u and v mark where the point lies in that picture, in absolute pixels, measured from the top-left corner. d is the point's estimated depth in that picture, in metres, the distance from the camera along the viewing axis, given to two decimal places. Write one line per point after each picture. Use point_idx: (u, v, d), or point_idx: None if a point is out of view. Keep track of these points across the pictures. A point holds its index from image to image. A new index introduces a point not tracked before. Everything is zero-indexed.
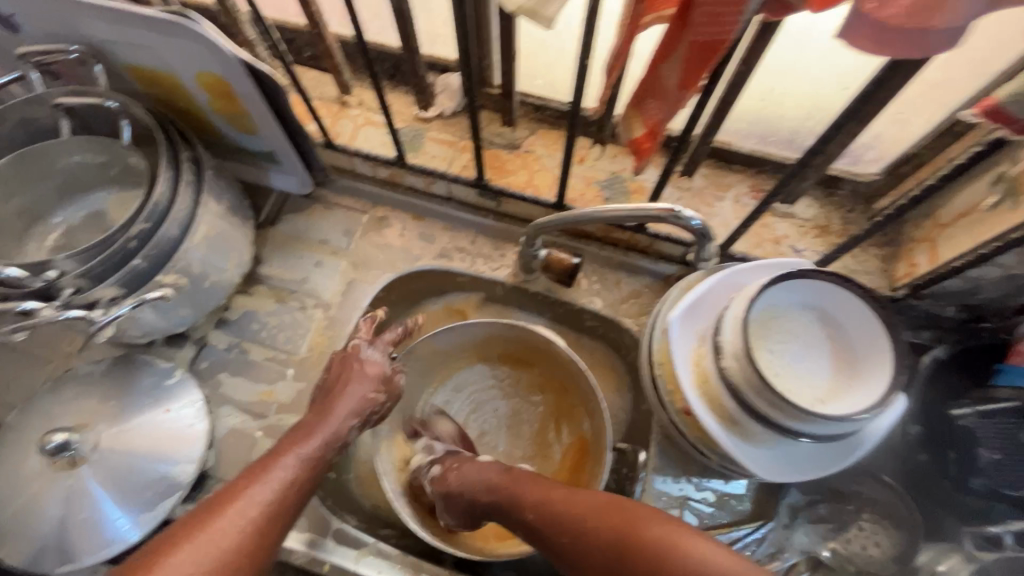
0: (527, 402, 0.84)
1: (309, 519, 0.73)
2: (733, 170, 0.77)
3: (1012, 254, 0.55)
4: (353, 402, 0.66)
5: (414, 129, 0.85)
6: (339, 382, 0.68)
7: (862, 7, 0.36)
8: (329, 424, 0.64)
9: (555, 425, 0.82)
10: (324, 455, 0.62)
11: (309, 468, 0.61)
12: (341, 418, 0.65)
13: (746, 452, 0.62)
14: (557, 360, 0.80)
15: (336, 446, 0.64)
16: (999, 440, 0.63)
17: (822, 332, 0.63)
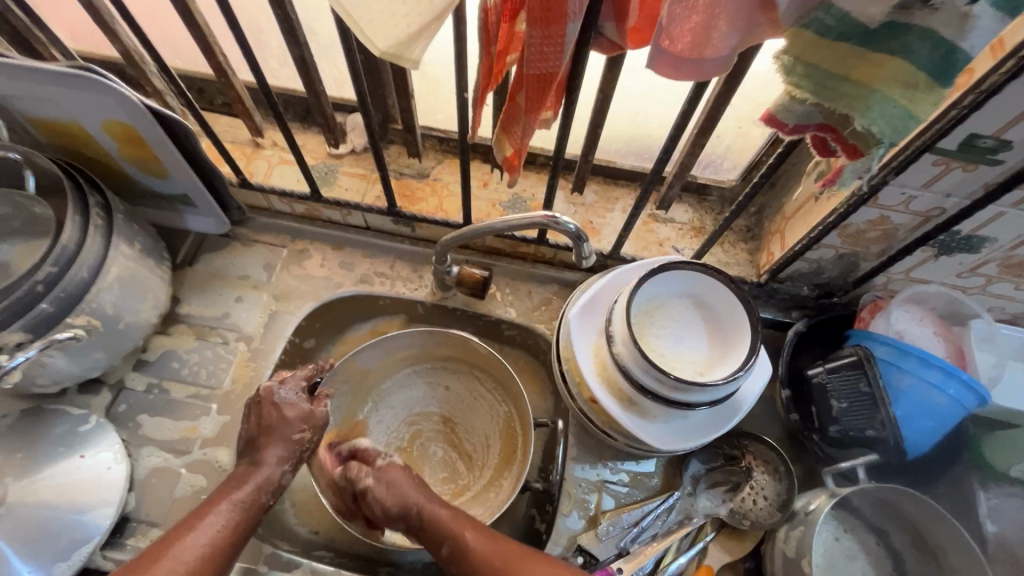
0: (458, 407, 0.87)
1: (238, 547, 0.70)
2: (621, 184, 0.87)
3: (833, 235, 0.69)
4: (280, 448, 0.68)
5: (326, 165, 0.87)
6: (264, 434, 0.69)
7: (658, 43, 0.40)
8: (259, 472, 0.66)
9: (485, 425, 0.86)
10: (259, 499, 0.65)
11: (248, 510, 0.63)
12: (272, 463, 0.67)
13: (645, 428, 0.68)
14: (482, 364, 0.85)
15: (269, 491, 0.66)
16: (847, 391, 0.66)
17: (697, 315, 0.70)
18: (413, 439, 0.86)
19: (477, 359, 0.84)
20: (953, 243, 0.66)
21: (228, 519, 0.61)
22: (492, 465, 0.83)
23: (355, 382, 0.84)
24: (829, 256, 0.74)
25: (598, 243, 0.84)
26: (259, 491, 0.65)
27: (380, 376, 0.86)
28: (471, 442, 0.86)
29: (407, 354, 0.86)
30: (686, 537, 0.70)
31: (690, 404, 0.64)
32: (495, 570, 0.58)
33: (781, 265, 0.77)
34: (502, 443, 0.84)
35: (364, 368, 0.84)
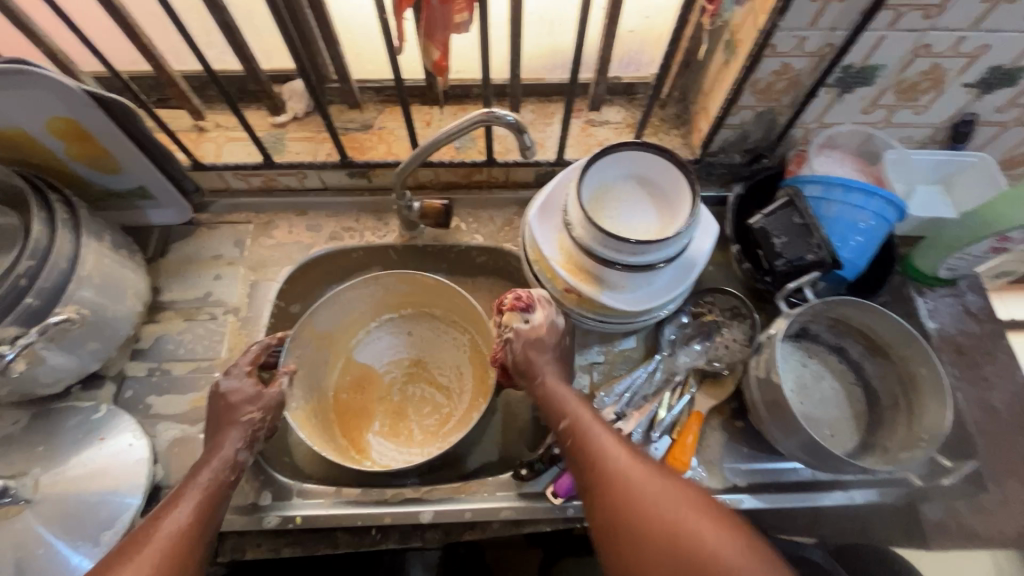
0: (424, 348, 0.94)
1: (272, 488, 0.71)
2: (554, 99, 0.92)
3: (748, 93, 0.76)
4: (233, 429, 0.66)
5: (273, 135, 0.89)
6: (216, 422, 0.67)
7: None
8: (218, 452, 0.64)
9: (456, 359, 0.93)
10: (220, 478, 0.62)
11: (213, 491, 0.61)
12: (226, 445, 0.65)
13: (615, 298, 0.75)
14: (437, 300, 0.92)
15: (229, 471, 0.63)
16: (783, 228, 0.74)
17: (642, 192, 0.77)
18: (391, 388, 0.92)
19: (432, 297, 0.91)
20: (850, 78, 0.74)
21: (188, 511, 0.58)
22: (469, 388, 0.90)
23: (320, 345, 0.89)
24: (750, 118, 0.81)
25: (544, 155, 0.89)
26: (217, 474, 0.62)
27: (346, 338, 0.93)
28: (447, 376, 0.93)
29: (366, 310, 0.92)
30: (673, 391, 0.77)
31: (653, 265, 0.71)
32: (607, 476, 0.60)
33: (710, 138, 0.84)
34: (473, 368, 0.92)
35: (325, 331, 0.89)
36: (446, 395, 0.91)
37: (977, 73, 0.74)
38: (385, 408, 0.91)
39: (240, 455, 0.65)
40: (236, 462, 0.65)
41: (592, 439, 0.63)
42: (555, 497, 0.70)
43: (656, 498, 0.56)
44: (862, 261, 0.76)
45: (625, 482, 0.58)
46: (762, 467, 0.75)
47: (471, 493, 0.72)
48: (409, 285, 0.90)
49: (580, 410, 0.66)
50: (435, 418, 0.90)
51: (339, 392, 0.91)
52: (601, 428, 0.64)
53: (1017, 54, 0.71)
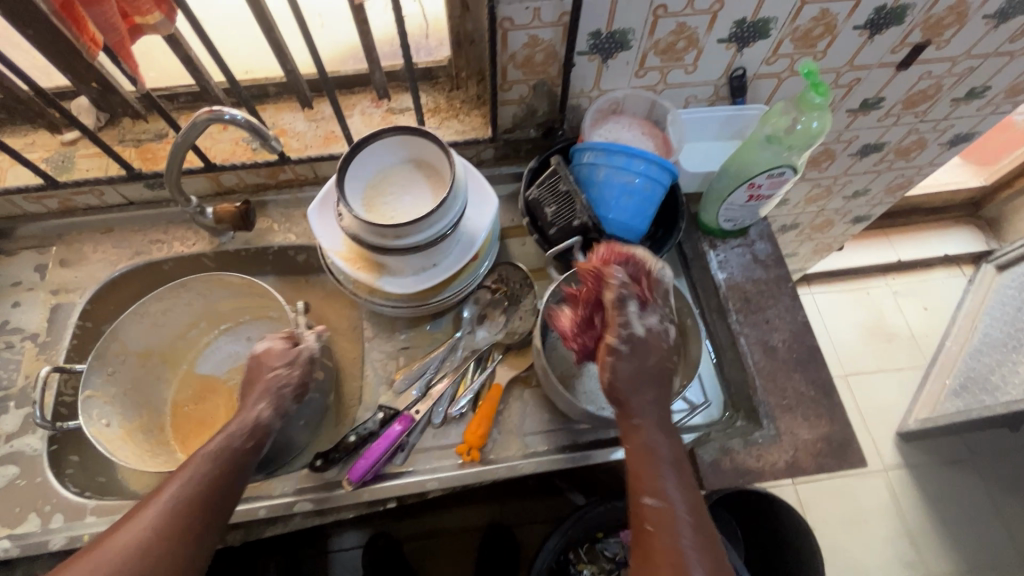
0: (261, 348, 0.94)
1: (64, 511, 0.71)
2: (353, 91, 0.92)
3: (511, 68, 0.77)
4: (261, 388, 0.65)
5: (61, 154, 0.87)
6: (249, 382, 0.67)
7: None
8: (239, 417, 0.63)
9: None
10: (240, 437, 0.61)
11: (231, 462, 0.59)
12: (251, 405, 0.64)
13: (400, 283, 0.75)
14: (259, 299, 0.91)
15: (253, 428, 0.62)
16: (551, 196, 0.75)
17: (418, 175, 0.78)
18: (232, 392, 0.92)
19: (254, 295, 0.90)
20: (605, 45, 0.76)
21: (218, 467, 0.57)
22: None
23: (140, 366, 0.87)
24: (527, 92, 0.82)
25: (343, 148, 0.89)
26: (259, 428, 0.62)
27: (182, 352, 0.93)
28: None
29: (191, 321, 0.92)
30: (473, 367, 0.79)
31: (422, 245, 0.72)
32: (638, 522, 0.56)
33: (497, 115, 0.85)
34: None
35: (139, 348, 0.86)
36: None
37: (725, 29, 0.77)
38: (226, 415, 0.90)
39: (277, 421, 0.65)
40: (269, 431, 0.64)
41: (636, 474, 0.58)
42: (349, 485, 0.71)
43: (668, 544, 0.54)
44: (639, 221, 0.78)
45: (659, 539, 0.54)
46: (560, 431, 0.77)
47: (268, 491, 0.72)
48: (224, 287, 0.88)
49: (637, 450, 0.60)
50: None
51: (179, 407, 0.91)
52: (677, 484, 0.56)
53: (754, 7, 0.74)
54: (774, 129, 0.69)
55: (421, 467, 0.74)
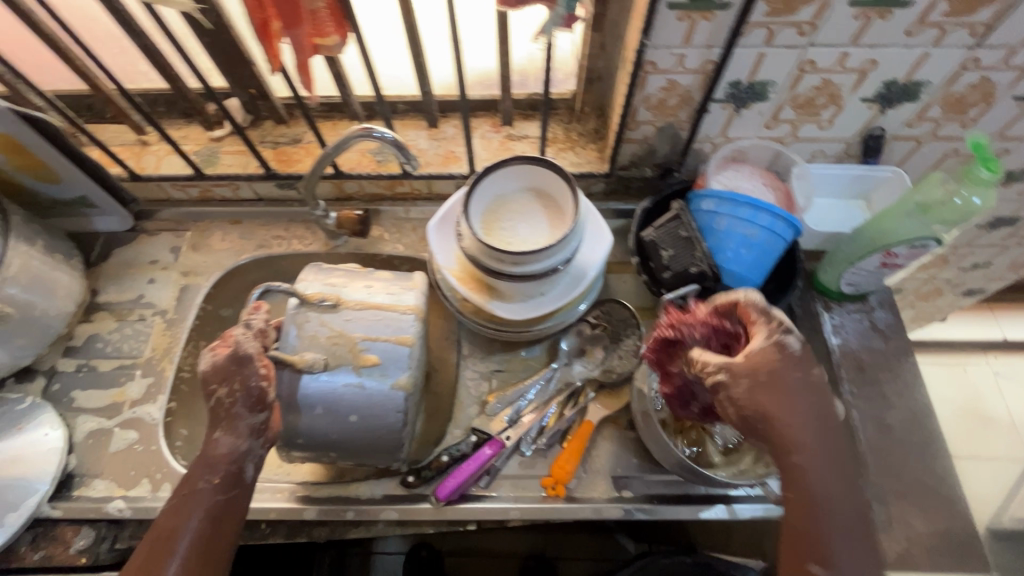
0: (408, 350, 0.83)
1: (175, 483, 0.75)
2: (476, 115, 0.95)
3: (642, 109, 0.78)
4: (214, 422, 0.62)
5: (208, 149, 0.95)
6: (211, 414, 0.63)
7: None
8: (205, 458, 0.61)
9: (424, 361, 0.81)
10: (213, 482, 0.60)
11: (214, 508, 0.59)
12: (211, 443, 0.61)
13: (507, 307, 0.76)
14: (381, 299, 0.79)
15: (229, 463, 0.61)
16: (670, 240, 0.75)
17: (537, 203, 0.79)
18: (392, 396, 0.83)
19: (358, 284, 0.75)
20: (741, 94, 0.75)
21: (200, 517, 0.58)
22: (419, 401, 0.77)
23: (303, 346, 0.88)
24: (652, 133, 0.82)
25: (460, 168, 0.92)
26: (223, 463, 0.60)
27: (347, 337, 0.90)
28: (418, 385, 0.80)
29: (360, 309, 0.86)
30: (567, 400, 0.79)
31: (537, 275, 0.73)
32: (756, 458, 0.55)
33: (616, 152, 0.86)
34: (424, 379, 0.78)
35: None
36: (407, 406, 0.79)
37: (872, 88, 0.74)
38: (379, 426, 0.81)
39: (249, 443, 0.62)
40: (242, 458, 0.61)
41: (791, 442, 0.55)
42: (437, 501, 0.72)
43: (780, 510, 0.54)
44: (755, 274, 0.76)
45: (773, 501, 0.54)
46: (648, 479, 0.75)
47: (357, 494, 0.74)
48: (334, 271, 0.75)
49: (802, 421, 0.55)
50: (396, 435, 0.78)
51: None
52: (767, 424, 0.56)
53: (908, 69, 0.71)
54: (926, 198, 0.66)
55: (505, 494, 0.74)
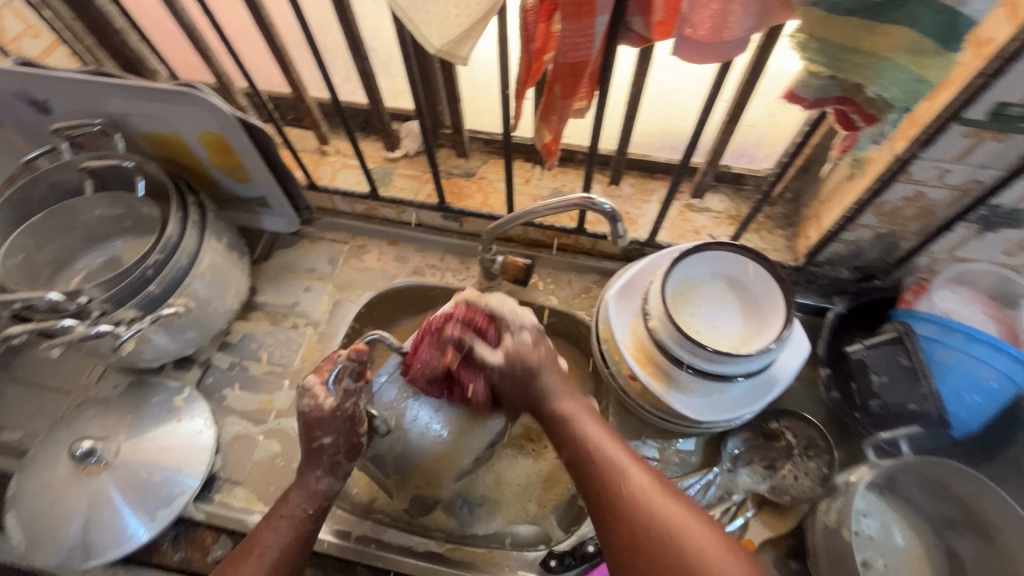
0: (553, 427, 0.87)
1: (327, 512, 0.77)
2: (656, 177, 0.90)
3: (870, 214, 0.70)
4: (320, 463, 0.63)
5: (383, 168, 0.95)
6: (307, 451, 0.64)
7: (696, 36, 0.48)
8: (303, 482, 0.63)
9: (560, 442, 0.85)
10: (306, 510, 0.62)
11: (299, 532, 0.61)
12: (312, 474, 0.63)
13: (680, 400, 0.71)
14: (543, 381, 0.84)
15: (323, 498, 0.63)
16: (884, 365, 0.68)
17: (731, 294, 0.73)
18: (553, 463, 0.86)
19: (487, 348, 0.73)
20: (994, 218, 0.66)
21: (291, 538, 0.61)
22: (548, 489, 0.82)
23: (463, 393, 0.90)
24: (867, 237, 0.75)
25: (635, 232, 0.88)
26: (319, 496, 0.63)
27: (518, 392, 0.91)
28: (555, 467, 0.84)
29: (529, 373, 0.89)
30: (725, 511, 0.71)
31: (728, 376, 0.67)
32: (588, 459, 0.59)
33: (818, 249, 0.78)
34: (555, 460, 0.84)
35: None
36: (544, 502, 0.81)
37: None
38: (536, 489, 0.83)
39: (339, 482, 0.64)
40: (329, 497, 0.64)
41: (570, 436, 0.61)
42: None
43: (650, 489, 0.55)
44: (976, 421, 0.67)
45: (633, 488, 0.55)
46: None
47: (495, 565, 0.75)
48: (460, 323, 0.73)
49: (549, 390, 0.63)
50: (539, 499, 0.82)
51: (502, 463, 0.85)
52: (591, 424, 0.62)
53: None
54: None
55: None
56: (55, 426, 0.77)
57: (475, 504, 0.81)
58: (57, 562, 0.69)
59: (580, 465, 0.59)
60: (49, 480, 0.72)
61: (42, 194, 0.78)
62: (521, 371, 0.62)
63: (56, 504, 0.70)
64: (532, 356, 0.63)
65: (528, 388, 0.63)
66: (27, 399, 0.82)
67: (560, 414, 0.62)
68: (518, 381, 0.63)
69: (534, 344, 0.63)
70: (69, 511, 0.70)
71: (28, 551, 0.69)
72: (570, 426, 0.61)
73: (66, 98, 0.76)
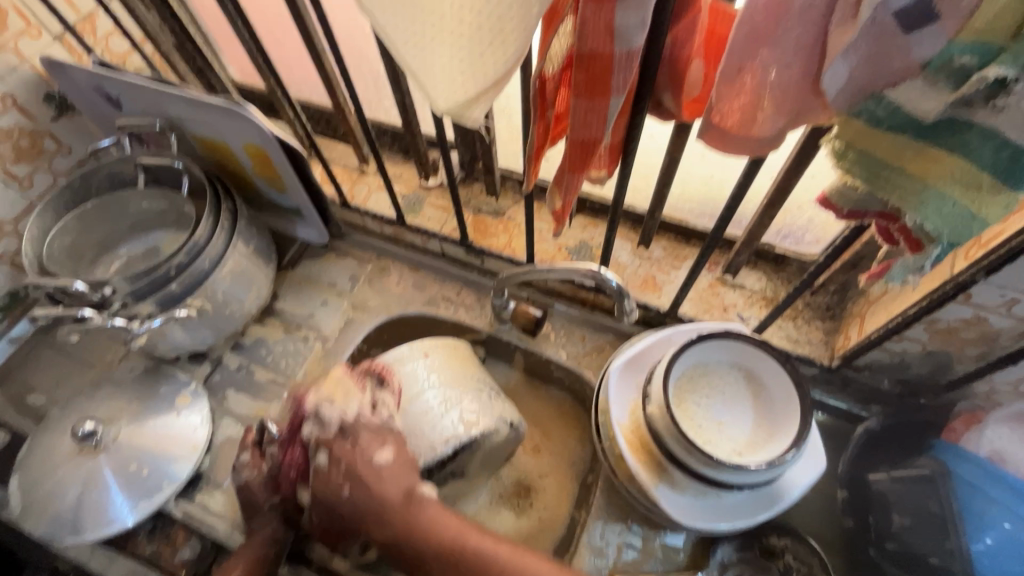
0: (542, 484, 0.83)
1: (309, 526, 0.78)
2: (691, 243, 0.85)
3: (920, 328, 0.62)
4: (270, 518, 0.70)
5: (415, 195, 0.96)
6: (251, 511, 0.71)
7: (726, 124, 0.44)
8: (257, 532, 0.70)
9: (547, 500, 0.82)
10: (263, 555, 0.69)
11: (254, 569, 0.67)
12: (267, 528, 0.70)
13: (669, 497, 0.65)
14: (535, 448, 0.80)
15: (268, 547, 0.69)
16: (909, 506, 0.64)
17: (746, 390, 0.67)
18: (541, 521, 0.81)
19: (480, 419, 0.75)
20: None
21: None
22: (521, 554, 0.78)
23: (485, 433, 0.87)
24: (915, 352, 0.66)
25: (657, 299, 0.82)
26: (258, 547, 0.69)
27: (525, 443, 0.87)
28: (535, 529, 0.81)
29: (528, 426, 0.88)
30: None
31: (723, 484, 0.61)
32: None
33: (856, 354, 0.70)
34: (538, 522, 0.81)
35: None
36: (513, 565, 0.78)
37: None
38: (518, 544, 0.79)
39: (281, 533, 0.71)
40: (277, 544, 0.70)
41: (401, 529, 0.59)
42: None
43: (520, 557, 0.58)
44: None
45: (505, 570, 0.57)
46: None
47: None
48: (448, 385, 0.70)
49: (376, 495, 0.60)
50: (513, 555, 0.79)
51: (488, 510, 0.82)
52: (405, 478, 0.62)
53: None
54: None
55: None
56: (73, 398, 0.82)
57: None
58: (44, 531, 0.73)
59: (458, 568, 0.57)
60: (53, 452, 0.76)
61: (99, 181, 0.84)
62: (344, 469, 0.61)
63: (53, 476, 0.74)
64: (366, 451, 0.62)
65: (339, 495, 0.60)
66: (58, 366, 0.88)
67: (406, 534, 0.59)
68: (331, 492, 0.61)
69: (374, 414, 0.65)
70: (65, 485, 0.74)
71: (23, 515, 0.74)
72: (426, 539, 0.59)
73: (133, 97, 0.81)
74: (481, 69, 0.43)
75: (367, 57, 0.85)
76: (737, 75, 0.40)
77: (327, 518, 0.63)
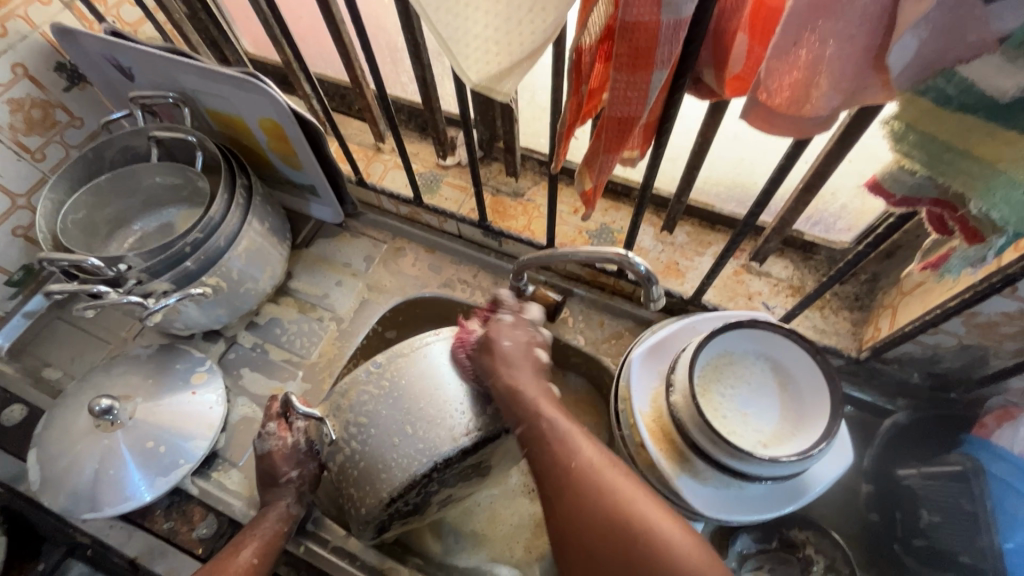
0: None
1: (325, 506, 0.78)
2: (716, 229, 0.82)
3: (957, 322, 0.60)
4: (286, 492, 0.70)
5: (432, 175, 0.94)
6: (268, 485, 0.70)
7: (771, 103, 0.41)
8: (274, 505, 0.69)
9: None
10: (279, 528, 0.68)
11: (269, 540, 0.67)
12: (283, 498, 0.69)
13: (692, 488, 0.64)
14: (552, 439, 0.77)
15: (285, 522, 0.69)
16: (938, 503, 0.62)
17: (773, 381, 0.65)
18: None
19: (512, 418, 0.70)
20: None
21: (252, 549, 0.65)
22: (532, 540, 0.78)
23: None
24: (950, 345, 0.63)
25: (681, 286, 0.80)
26: (274, 521, 0.68)
27: None
28: None
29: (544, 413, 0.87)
30: None
31: (749, 476, 0.60)
32: (561, 484, 0.55)
33: (886, 346, 0.68)
34: None
35: None
36: (526, 552, 0.77)
37: None
38: (531, 531, 0.78)
39: (295, 508, 0.70)
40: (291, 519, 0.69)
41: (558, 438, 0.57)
42: None
43: (626, 500, 0.52)
44: None
45: (619, 500, 0.52)
46: None
47: None
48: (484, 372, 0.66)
49: (534, 405, 0.58)
50: (527, 540, 0.78)
51: (502, 496, 0.81)
52: (535, 381, 0.61)
53: None
54: None
55: None
56: (88, 374, 0.82)
57: (461, 536, 0.78)
58: (63, 505, 0.73)
59: (563, 486, 0.54)
60: (71, 427, 0.76)
61: (112, 155, 0.82)
62: (489, 344, 0.62)
63: (71, 451, 0.75)
64: (517, 336, 0.64)
65: (494, 364, 0.61)
66: (73, 341, 0.88)
67: (553, 428, 0.57)
68: (489, 361, 0.61)
69: (515, 326, 0.66)
70: (82, 460, 0.74)
71: (41, 489, 0.74)
72: (562, 448, 0.56)
73: (145, 67, 0.79)
74: (516, 40, 0.40)
75: (386, 30, 0.82)
76: (789, 50, 0.37)
77: (481, 375, 0.62)
